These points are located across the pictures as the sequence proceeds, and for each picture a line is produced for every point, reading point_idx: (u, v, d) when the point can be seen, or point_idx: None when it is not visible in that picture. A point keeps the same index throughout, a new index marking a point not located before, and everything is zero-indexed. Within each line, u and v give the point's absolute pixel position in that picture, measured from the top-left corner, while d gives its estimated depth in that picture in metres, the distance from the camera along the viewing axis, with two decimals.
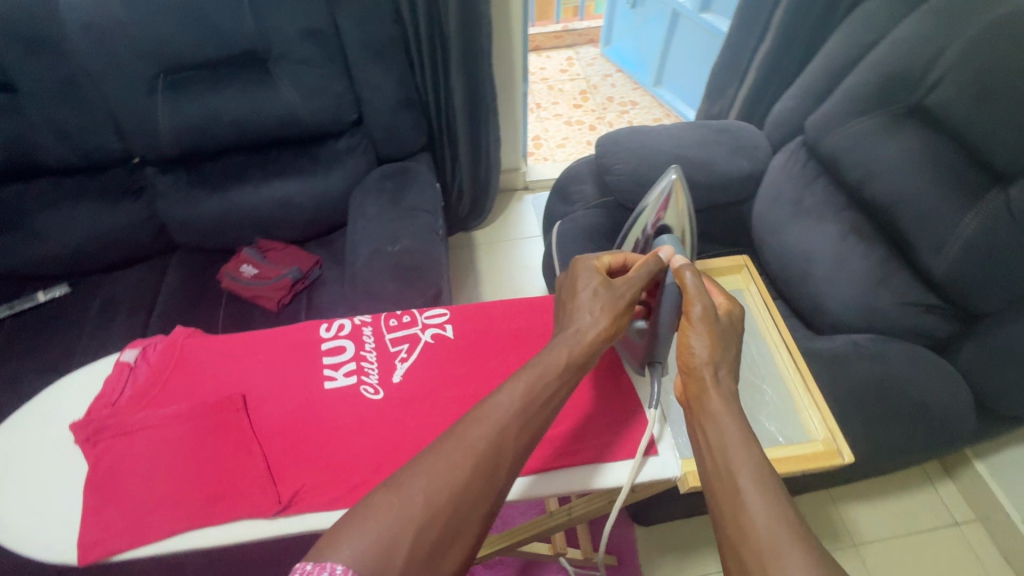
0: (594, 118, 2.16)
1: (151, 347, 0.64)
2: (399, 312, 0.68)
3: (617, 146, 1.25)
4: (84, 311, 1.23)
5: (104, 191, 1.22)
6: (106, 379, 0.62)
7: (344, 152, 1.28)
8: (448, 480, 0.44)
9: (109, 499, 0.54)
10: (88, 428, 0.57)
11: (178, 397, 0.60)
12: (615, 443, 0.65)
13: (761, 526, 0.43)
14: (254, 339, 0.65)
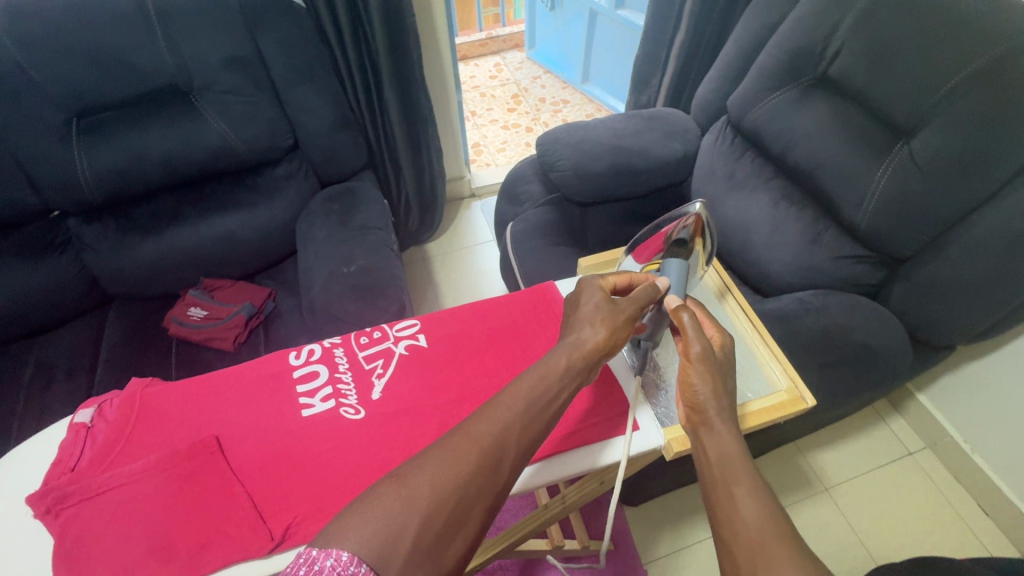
0: (529, 119, 2.21)
1: (108, 404, 0.61)
2: (369, 330, 0.68)
3: (557, 142, 1.29)
4: (15, 381, 1.13)
5: (22, 248, 1.13)
6: (61, 445, 0.58)
7: (284, 179, 1.25)
8: (452, 474, 0.45)
9: (83, 569, 0.50)
10: (46, 499, 0.53)
11: (145, 450, 0.57)
12: (603, 421, 0.64)
13: (753, 530, 0.47)
14: (220, 378, 0.63)
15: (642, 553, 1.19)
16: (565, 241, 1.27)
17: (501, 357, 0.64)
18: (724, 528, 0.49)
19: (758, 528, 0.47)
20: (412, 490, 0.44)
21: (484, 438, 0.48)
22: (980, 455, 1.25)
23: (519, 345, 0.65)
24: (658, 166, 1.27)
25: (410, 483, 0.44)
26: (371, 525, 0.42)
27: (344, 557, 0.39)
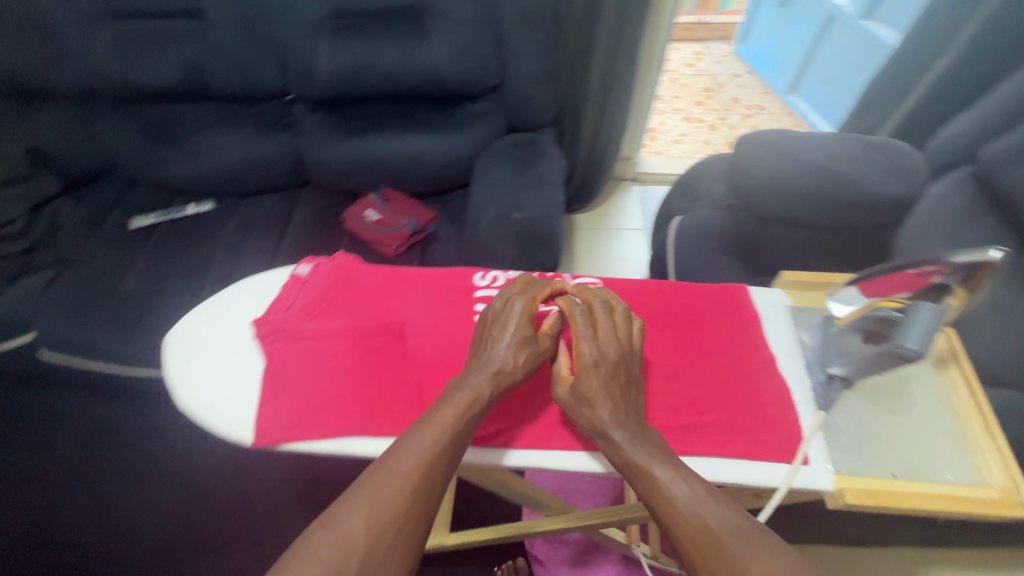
0: (715, 117, 2.08)
1: (321, 265, 0.69)
2: (551, 275, 0.70)
3: (757, 146, 1.17)
4: (224, 228, 1.34)
5: (259, 120, 1.32)
6: (282, 287, 0.68)
7: (478, 117, 1.30)
8: (379, 511, 0.48)
9: (282, 394, 0.59)
10: (268, 327, 0.63)
11: (344, 315, 0.65)
12: (769, 442, 0.55)
13: (693, 528, 0.47)
14: (413, 275, 0.69)
15: None
16: (732, 251, 1.19)
17: (677, 342, 0.63)
18: (671, 529, 0.48)
19: (697, 520, 0.47)
20: (344, 533, 0.47)
21: (401, 468, 0.50)
22: None
23: (699, 335, 0.63)
24: (868, 203, 1.12)
25: (337, 526, 0.47)
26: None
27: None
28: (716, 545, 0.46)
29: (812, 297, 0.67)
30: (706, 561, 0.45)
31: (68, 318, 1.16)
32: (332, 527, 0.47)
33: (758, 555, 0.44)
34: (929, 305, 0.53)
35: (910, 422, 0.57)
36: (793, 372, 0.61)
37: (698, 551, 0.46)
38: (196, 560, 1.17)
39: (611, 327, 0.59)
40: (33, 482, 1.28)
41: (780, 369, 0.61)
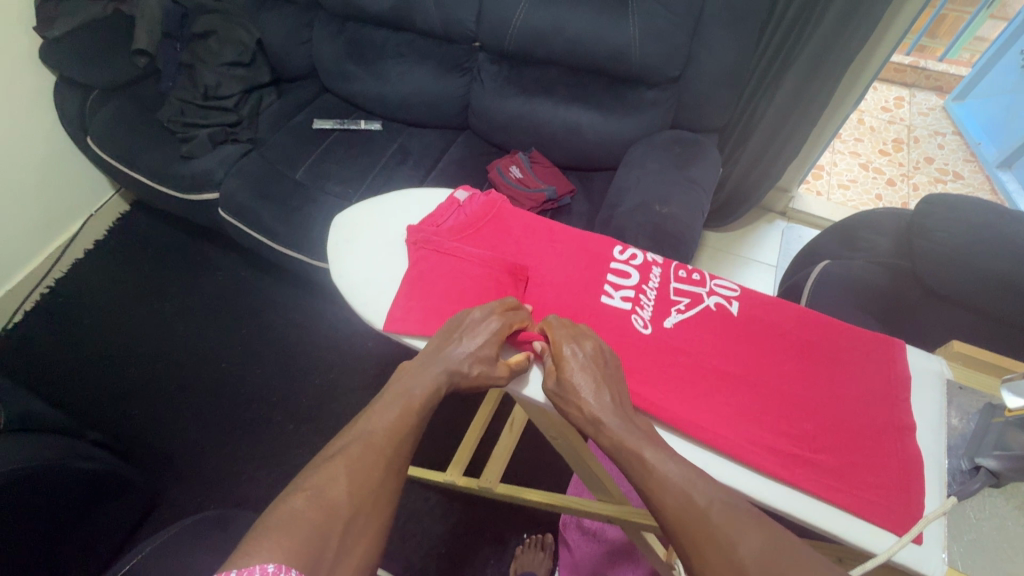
0: (898, 172, 1.86)
1: (476, 196, 0.74)
2: (690, 268, 0.70)
3: (952, 210, 1.03)
4: (384, 149, 1.47)
5: (444, 60, 1.41)
6: (438, 206, 0.74)
7: (648, 104, 1.28)
8: (359, 474, 0.50)
9: (416, 295, 0.65)
10: (418, 236, 0.70)
11: (485, 246, 0.70)
12: (880, 504, 0.51)
13: (679, 504, 0.47)
14: (555, 230, 0.72)
15: None
16: (879, 313, 1.08)
17: (804, 370, 0.60)
18: (659, 508, 0.48)
19: (684, 497, 0.47)
20: (324, 493, 0.48)
21: (374, 442, 0.53)
22: None
23: (830, 371, 0.60)
24: None
25: (318, 486, 0.48)
26: (286, 530, 0.44)
27: (270, 568, 0.41)
28: (705, 523, 0.45)
29: (980, 379, 0.60)
30: (695, 539, 0.45)
31: (249, 189, 1.36)
32: (315, 489, 0.48)
33: (746, 533, 0.44)
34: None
35: None
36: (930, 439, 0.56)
37: (687, 530, 0.46)
38: (284, 422, 1.34)
39: (583, 331, 0.61)
40: (184, 315, 1.53)
41: (917, 438, 0.55)
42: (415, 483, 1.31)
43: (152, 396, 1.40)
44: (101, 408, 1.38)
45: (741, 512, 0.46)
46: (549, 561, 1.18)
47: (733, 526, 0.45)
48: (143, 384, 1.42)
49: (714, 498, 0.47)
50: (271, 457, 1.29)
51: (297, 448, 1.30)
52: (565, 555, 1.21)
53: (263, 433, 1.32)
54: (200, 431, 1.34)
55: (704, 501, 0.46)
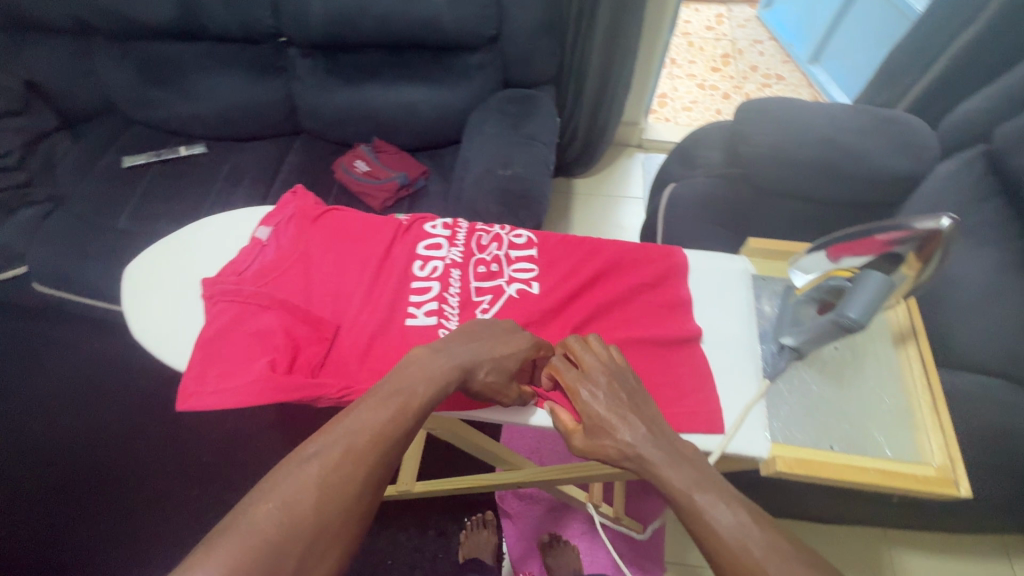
0: (730, 86, 2.00)
1: (280, 232, 0.69)
2: (488, 261, 0.69)
3: (761, 113, 1.12)
4: (215, 172, 1.34)
5: (252, 64, 1.29)
6: (240, 251, 0.68)
7: (475, 69, 1.25)
8: (328, 492, 0.45)
9: (208, 360, 0.59)
10: (214, 288, 0.63)
11: (285, 288, 0.64)
12: (684, 416, 0.55)
13: (732, 556, 0.42)
14: (358, 256, 0.68)
15: (668, 549, 1.20)
16: (723, 221, 1.16)
17: (604, 332, 0.62)
18: (711, 554, 0.43)
19: (738, 545, 0.42)
20: (290, 505, 0.43)
21: (357, 447, 0.47)
22: None
23: (627, 326, 0.62)
24: (870, 178, 1.06)
25: (285, 492, 0.44)
26: (237, 541, 0.41)
27: None
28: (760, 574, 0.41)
29: (779, 266, 0.66)
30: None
31: (65, 252, 1.18)
32: (278, 495, 0.44)
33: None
34: (878, 275, 0.51)
35: (854, 397, 0.56)
36: (741, 364, 0.59)
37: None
38: (187, 489, 1.23)
39: (595, 354, 0.57)
40: (37, 411, 1.34)
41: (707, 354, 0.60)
42: None
43: (22, 511, 1.22)
44: None
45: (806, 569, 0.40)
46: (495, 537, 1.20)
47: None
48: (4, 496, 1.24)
49: (773, 549, 0.42)
50: (183, 531, 1.19)
51: (209, 511, 1.20)
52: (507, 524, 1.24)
53: (166, 509, 1.21)
54: (90, 531, 1.19)
55: (764, 557, 0.41)
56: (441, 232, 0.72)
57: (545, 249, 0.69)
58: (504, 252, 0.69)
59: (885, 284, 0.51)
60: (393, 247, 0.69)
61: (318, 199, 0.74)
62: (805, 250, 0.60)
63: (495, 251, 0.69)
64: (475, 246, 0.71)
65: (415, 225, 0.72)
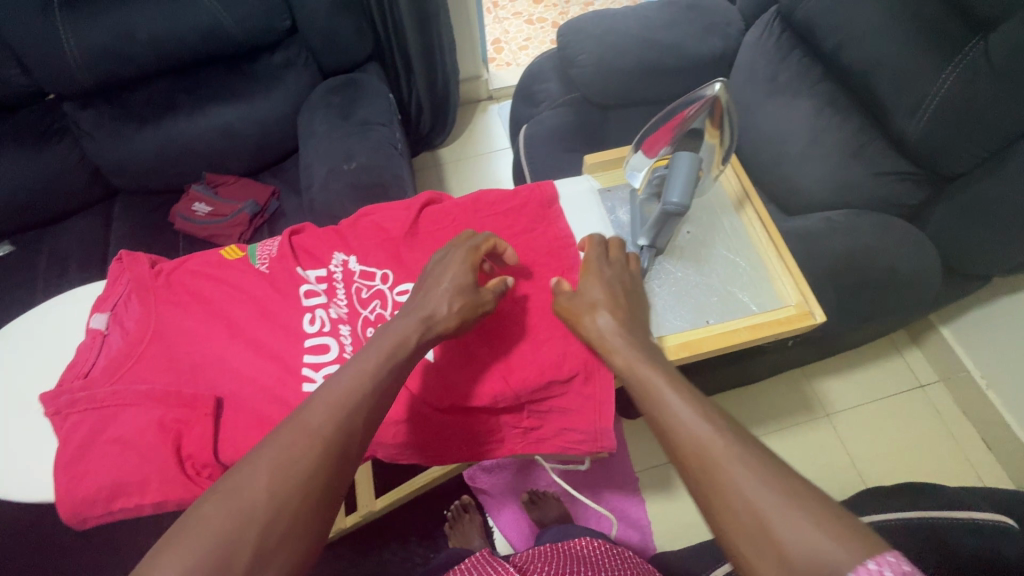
0: (557, 13, 2.00)
1: (125, 316, 0.59)
2: (373, 321, 0.60)
3: (580, 33, 1.14)
4: (32, 268, 1.16)
5: (22, 134, 1.10)
6: (80, 348, 0.58)
7: (282, 68, 1.16)
8: (283, 474, 0.43)
9: (80, 480, 0.52)
10: (58, 401, 0.53)
11: (152, 375, 0.55)
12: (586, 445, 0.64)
13: (698, 444, 0.45)
14: (231, 316, 0.59)
15: (634, 460, 1.27)
16: (580, 147, 1.18)
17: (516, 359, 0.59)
18: (670, 441, 0.47)
19: (699, 434, 0.45)
20: (240, 495, 0.41)
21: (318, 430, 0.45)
22: (996, 390, 1.19)
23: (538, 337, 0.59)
24: (691, 66, 1.12)
25: (235, 484, 0.42)
26: (188, 540, 0.39)
27: None
28: (718, 465, 0.43)
29: (616, 176, 0.71)
30: (707, 477, 0.44)
31: None
32: (229, 489, 0.42)
33: (764, 479, 0.42)
34: (686, 154, 0.56)
35: (715, 270, 0.61)
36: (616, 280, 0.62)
37: (696, 468, 0.45)
38: None
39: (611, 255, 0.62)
40: None
41: None
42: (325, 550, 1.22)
43: None
44: None
45: (760, 463, 0.43)
46: (478, 517, 1.21)
47: (756, 467, 0.43)
48: None
49: (732, 439, 0.45)
50: None
51: None
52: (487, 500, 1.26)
53: None
54: None
55: (721, 446, 0.44)
56: (313, 284, 0.62)
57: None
58: (390, 309, 0.61)
59: (693, 159, 0.56)
60: (270, 298, 0.60)
61: (152, 258, 0.63)
62: (631, 152, 0.66)
63: (380, 310, 0.61)
64: (358, 299, 0.61)
65: (288, 268, 0.62)
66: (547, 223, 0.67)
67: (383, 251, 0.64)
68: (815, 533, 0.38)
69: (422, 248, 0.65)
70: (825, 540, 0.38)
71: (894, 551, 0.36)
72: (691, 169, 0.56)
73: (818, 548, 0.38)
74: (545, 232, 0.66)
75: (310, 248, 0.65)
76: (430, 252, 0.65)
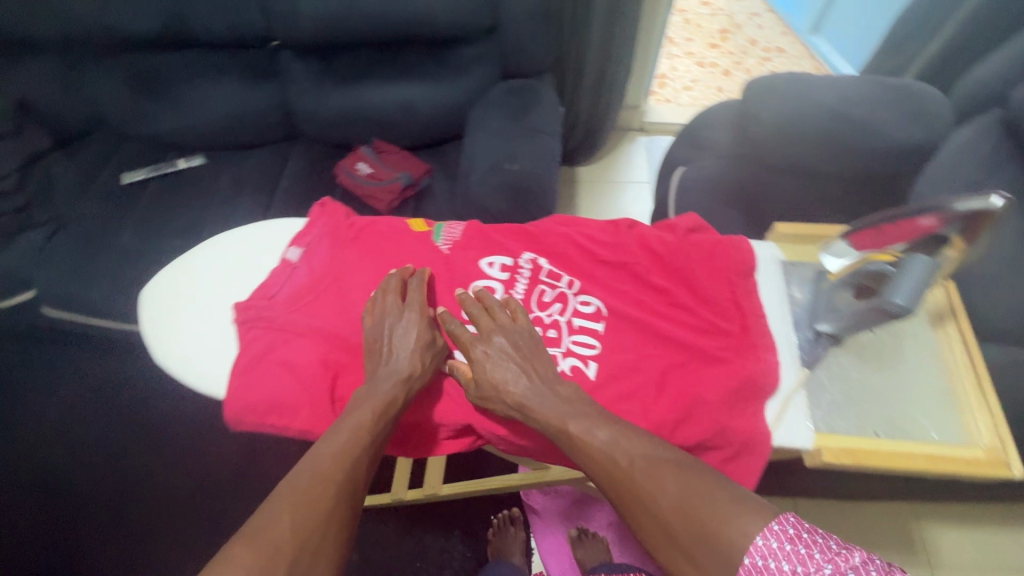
0: (730, 61, 1.96)
1: (312, 252, 0.66)
2: (546, 324, 0.63)
3: (771, 91, 1.09)
4: (215, 183, 1.31)
5: (244, 70, 1.25)
6: (272, 271, 0.65)
7: (472, 61, 1.22)
8: (305, 513, 0.48)
9: (246, 385, 0.59)
10: (248, 313, 0.62)
11: (325, 314, 0.63)
12: None
13: (609, 468, 0.52)
14: (401, 283, 0.65)
15: None
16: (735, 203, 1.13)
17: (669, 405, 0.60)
18: (592, 469, 0.53)
19: (612, 456, 0.52)
20: (267, 531, 0.46)
21: (322, 470, 0.51)
22: None
23: (688, 398, 0.57)
24: (883, 151, 1.03)
25: (258, 526, 0.46)
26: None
27: None
28: (633, 481, 0.51)
29: (805, 251, 0.68)
30: (635, 496, 0.50)
31: (69, 276, 1.15)
32: (255, 532, 0.46)
33: (665, 488, 0.49)
34: (924, 259, 0.54)
35: (901, 384, 0.61)
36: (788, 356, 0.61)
37: (623, 487, 0.51)
38: (207, 503, 1.20)
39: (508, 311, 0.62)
40: (44, 436, 1.28)
41: (765, 414, 0.57)
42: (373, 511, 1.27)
43: (47, 532, 1.19)
44: None
45: (668, 471, 0.50)
46: (522, 534, 1.21)
47: (664, 477, 0.50)
48: (15, 538, 1.19)
49: (636, 455, 0.52)
50: (202, 551, 1.16)
51: (229, 528, 1.18)
52: (535, 519, 1.25)
53: (190, 522, 1.18)
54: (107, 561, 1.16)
55: (628, 461, 0.51)
56: (497, 272, 0.65)
57: (618, 312, 0.63)
58: (567, 317, 0.63)
59: (929, 262, 0.54)
60: (439, 275, 0.65)
61: (347, 210, 0.70)
62: (838, 235, 0.64)
63: (553, 317, 0.63)
64: (533, 302, 0.64)
65: (468, 256, 0.66)
66: (739, 289, 0.63)
67: (570, 259, 0.66)
68: (725, 513, 0.46)
69: (599, 270, 0.65)
70: (730, 518, 0.45)
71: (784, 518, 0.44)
72: (928, 270, 0.53)
73: (712, 540, 0.45)
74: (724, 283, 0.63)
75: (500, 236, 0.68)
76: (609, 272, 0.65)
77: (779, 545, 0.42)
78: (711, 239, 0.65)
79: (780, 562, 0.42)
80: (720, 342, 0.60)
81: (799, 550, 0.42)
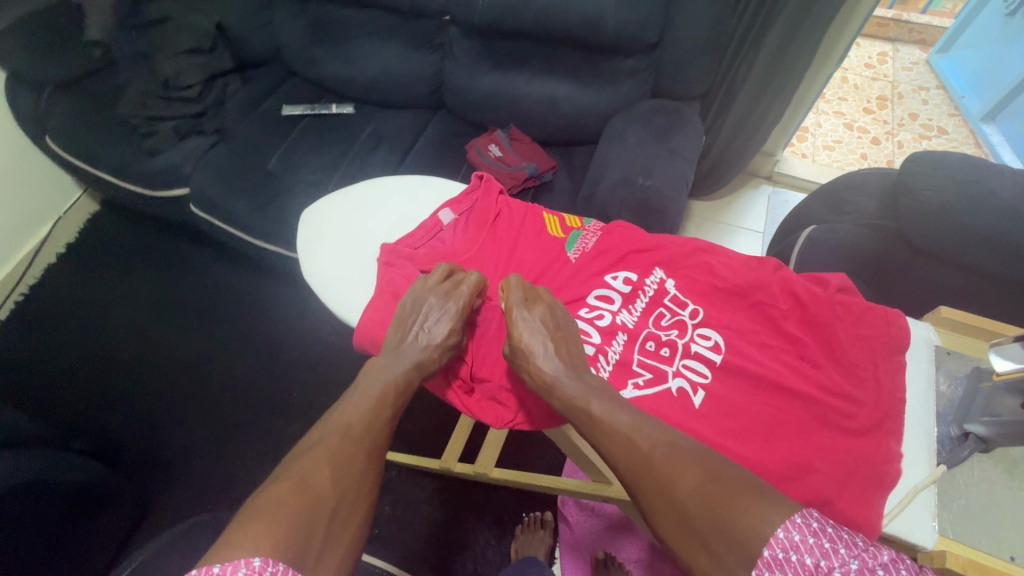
0: (883, 130, 1.84)
1: (462, 219, 0.78)
2: (662, 341, 0.68)
3: (938, 168, 1.01)
4: (356, 133, 1.40)
5: (412, 37, 1.34)
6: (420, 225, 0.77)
7: (626, 74, 1.23)
8: (339, 466, 0.52)
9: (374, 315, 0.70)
10: (390, 255, 0.74)
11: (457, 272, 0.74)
12: None
13: (626, 450, 0.51)
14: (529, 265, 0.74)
15: None
16: (866, 276, 1.07)
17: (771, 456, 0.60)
18: (613, 456, 0.52)
19: (630, 438, 0.52)
20: (306, 478, 0.50)
21: (353, 430, 0.56)
22: None
23: (797, 451, 0.58)
24: None
25: (296, 473, 0.50)
26: (267, 519, 0.45)
27: (256, 564, 0.41)
28: (651, 463, 0.49)
29: (961, 343, 0.70)
30: (652, 482, 0.48)
31: (218, 183, 1.28)
32: (294, 478, 0.49)
33: (684, 473, 0.47)
34: None
35: None
36: (913, 445, 0.60)
37: (641, 471, 0.49)
38: (275, 417, 1.29)
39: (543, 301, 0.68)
40: (165, 314, 1.45)
41: (883, 500, 0.55)
42: (415, 472, 1.31)
43: (141, 400, 1.34)
44: (86, 417, 1.32)
45: (690, 461, 0.48)
46: (549, 540, 1.19)
47: (681, 463, 0.48)
48: (115, 396, 1.35)
49: (658, 441, 0.51)
50: (259, 459, 1.25)
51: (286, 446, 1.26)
52: (566, 531, 1.24)
53: (256, 428, 1.28)
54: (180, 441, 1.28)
55: (647, 443, 0.51)
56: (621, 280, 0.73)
57: (737, 346, 0.66)
58: (684, 339, 0.67)
59: None
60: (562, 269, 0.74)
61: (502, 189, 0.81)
62: (1013, 338, 0.62)
63: (672, 334, 0.68)
64: (653, 318, 0.70)
65: (600, 260, 0.74)
66: (881, 366, 0.63)
67: (697, 287, 0.71)
68: (751, 506, 0.42)
69: (729, 307, 0.69)
70: (753, 511, 0.42)
71: (805, 513, 0.41)
72: None
73: (731, 530, 0.42)
74: (851, 348, 0.64)
75: (633, 251, 0.75)
76: (739, 312, 0.69)
77: (802, 538, 0.39)
78: (862, 304, 0.66)
79: (801, 555, 0.38)
80: (846, 405, 0.60)
81: (822, 543, 0.39)
